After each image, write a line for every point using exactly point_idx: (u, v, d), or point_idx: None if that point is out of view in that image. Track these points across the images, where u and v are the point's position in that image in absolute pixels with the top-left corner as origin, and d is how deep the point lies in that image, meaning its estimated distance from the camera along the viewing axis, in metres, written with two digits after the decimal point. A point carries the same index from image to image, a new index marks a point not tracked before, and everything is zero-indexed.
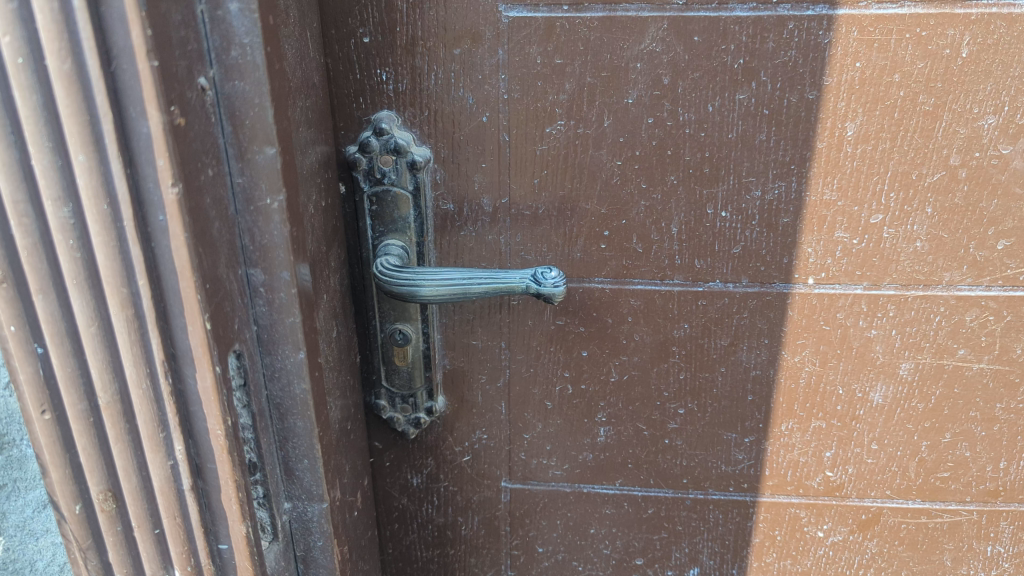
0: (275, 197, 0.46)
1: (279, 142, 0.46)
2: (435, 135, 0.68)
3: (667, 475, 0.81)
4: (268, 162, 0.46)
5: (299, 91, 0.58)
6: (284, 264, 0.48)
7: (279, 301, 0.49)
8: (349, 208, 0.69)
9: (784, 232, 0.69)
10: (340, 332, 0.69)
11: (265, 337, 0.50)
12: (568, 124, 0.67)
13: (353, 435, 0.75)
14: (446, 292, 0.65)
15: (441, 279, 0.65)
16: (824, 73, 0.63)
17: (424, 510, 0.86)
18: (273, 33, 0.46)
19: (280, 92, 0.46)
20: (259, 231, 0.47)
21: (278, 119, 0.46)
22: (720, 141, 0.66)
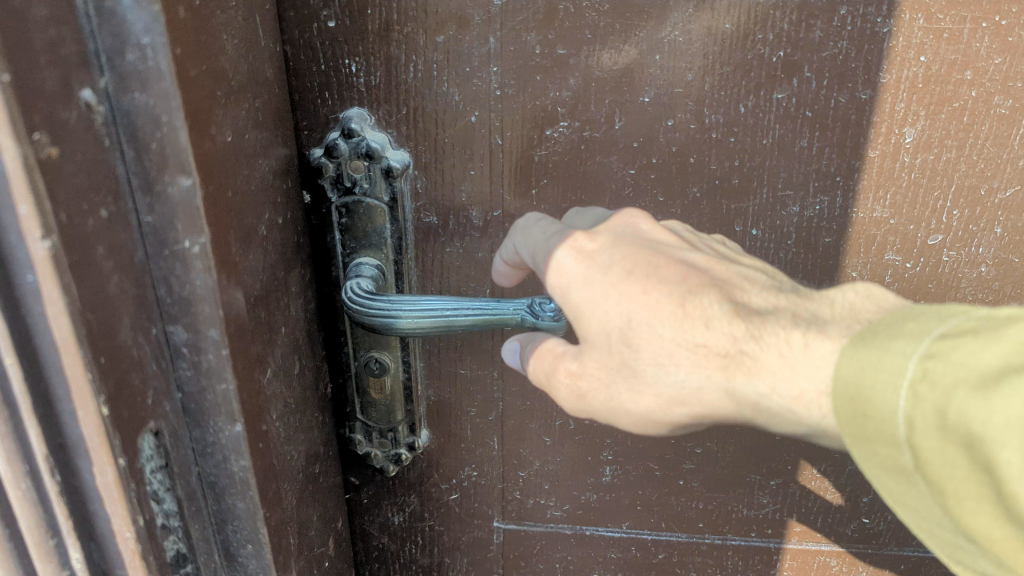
0: (197, 240, 0.36)
1: (199, 168, 0.35)
2: (415, 138, 0.57)
3: (681, 519, 0.72)
4: (183, 196, 0.35)
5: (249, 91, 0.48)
6: (211, 321, 0.38)
7: (207, 365, 0.39)
8: (315, 220, 0.59)
9: (825, 253, 0.59)
10: (306, 366, 0.59)
11: (193, 406, 0.41)
12: (572, 126, 0.56)
13: (324, 478, 0.66)
14: (426, 324, 0.55)
15: (424, 311, 0.55)
16: (882, 69, 0.52)
17: (407, 550, 0.76)
18: (192, 28, 0.35)
19: (201, 105, 0.36)
20: (177, 282, 0.37)
21: (196, 140, 0.35)
22: (753, 147, 0.56)
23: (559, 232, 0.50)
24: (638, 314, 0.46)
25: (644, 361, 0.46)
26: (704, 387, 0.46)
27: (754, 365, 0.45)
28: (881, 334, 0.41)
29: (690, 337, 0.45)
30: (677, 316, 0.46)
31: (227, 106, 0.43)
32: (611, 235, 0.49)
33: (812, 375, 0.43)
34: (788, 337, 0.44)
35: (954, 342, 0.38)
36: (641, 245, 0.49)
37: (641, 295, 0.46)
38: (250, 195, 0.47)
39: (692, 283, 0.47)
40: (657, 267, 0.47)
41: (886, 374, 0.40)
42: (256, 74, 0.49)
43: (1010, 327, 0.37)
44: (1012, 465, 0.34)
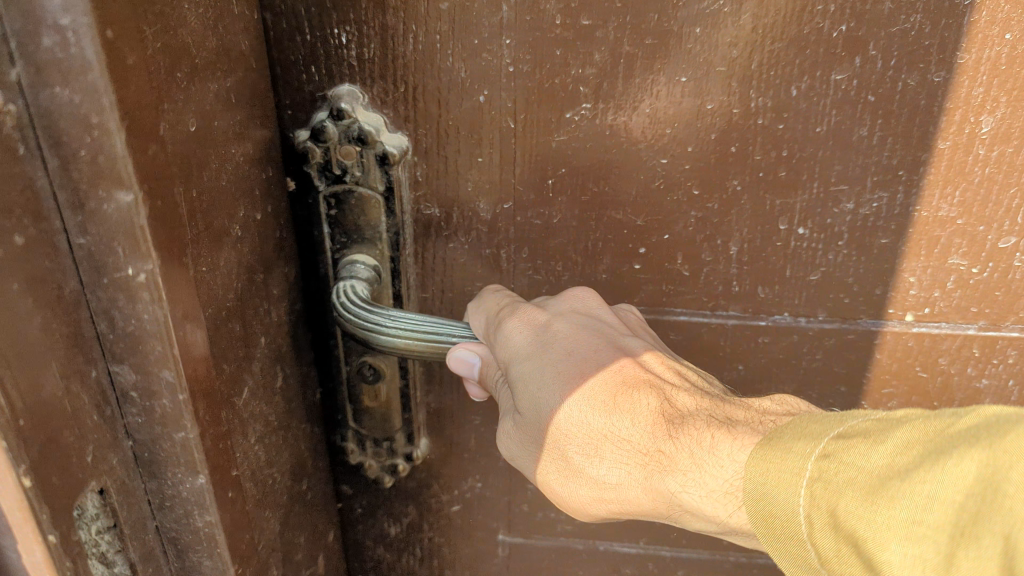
0: (142, 266, 0.29)
1: (143, 180, 0.28)
2: (415, 120, 0.50)
3: (704, 536, 0.66)
4: (122, 214, 0.28)
5: (227, 68, 0.40)
6: (163, 363, 0.31)
7: (161, 412, 0.32)
8: (299, 209, 0.52)
9: (881, 256, 0.52)
10: (290, 377, 0.52)
11: (147, 456, 0.34)
12: (596, 109, 0.49)
13: (314, 493, 0.59)
14: (409, 339, 0.48)
15: (413, 327, 0.48)
16: (960, 47, 0.45)
17: (404, 562, 0.71)
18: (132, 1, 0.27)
19: (145, 99, 0.29)
20: (120, 315, 0.30)
21: (139, 145, 0.28)
22: (805, 136, 0.48)
23: (513, 305, 0.48)
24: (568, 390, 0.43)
25: (572, 450, 0.44)
26: (624, 483, 0.43)
27: (667, 461, 0.41)
28: (785, 431, 0.38)
29: (616, 429, 0.43)
30: (607, 405, 0.43)
31: (197, 88, 0.36)
32: (562, 316, 0.47)
33: (719, 473, 0.39)
34: (700, 435, 0.40)
35: (846, 442, 0.35)
36: (587, 329, 0.46)
37: (575, 377, 0.44)
38: (226, 192, 0.40)
39: (626, 370, 0.44)
40: (590, 352, 0.45)
41: (785, 472, 0.36)
42: (233, 47, 0.41)
43: (900, 427, 0.33)
44: (895, 567, 0.31)
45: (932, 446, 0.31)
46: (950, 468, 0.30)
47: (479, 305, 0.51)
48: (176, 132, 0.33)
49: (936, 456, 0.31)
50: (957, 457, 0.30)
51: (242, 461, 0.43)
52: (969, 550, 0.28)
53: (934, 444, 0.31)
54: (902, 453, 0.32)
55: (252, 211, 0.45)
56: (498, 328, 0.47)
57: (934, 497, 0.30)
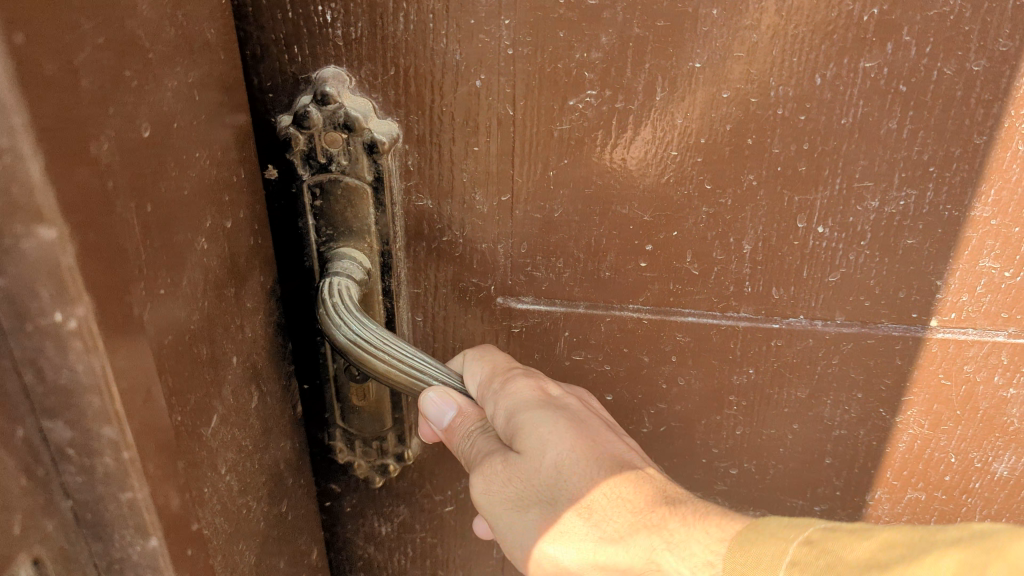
0: (72, 311, 0.27)
1: (68, 213, 0.26)
2: (405, 104, 0.46)
3: None
4: (43, 250, 0.26)
5: (190, 61, 0.36)
6: (104, 418, 0.30)
7: (103, 471, 0.31)
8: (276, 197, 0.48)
9: (906, 257, 0.48)
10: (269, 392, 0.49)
11: (89, 515, 0.32)
12: (602, 95, 0.45)
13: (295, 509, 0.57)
14: (383, 354, 0.46)
15: (383, 361, 0.46)
16: (1002, 34, 0.41)
17: (394, 562, 0.68)
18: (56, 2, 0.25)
19: (70, 118, 0.26)
20: (51, 367, 0.28)
21: (61, 169, 0.26)
22: (828, 128, 0.45)
23: (523, 373, 0.49)
24: (578, 449, 0.43)
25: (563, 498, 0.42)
26: (604, 544, 0.41)
27: (659, 522, 0.40)
28: (774, 519, 0.37)
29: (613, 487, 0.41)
30: (611, 469, 0.42)
31: (151, 92, 0.32)
32: (572, 399, 0.48)
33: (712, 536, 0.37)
34: (697, 508, 0.40)
35: (831, 533, 0.33)
36: (590, 415, 0.47)
37: (586, 441, 0.44)
38: (188, 203, 0.36)
39: (628, 456, 0.45)
40: (595, 430, 0.45)
41: (767, 556, 0.34)
42: (197, 36, 0.37)
43: (887, 527, 0.33)
44: None
45: (917, 546, 0.31)
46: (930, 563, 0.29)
47: (477, 359, 0.50)
48: (123, 140, 0.30)
49: (915, 555, 0.30)
50: (934, 556, 0.30)
51: (209, 496, 0.40)
52: None
53: (915, 545, 0.31)
54: (882, 548, 0.32)
55: (223, 220, 0.41)
56: (508, 382, 0.47)
57: None
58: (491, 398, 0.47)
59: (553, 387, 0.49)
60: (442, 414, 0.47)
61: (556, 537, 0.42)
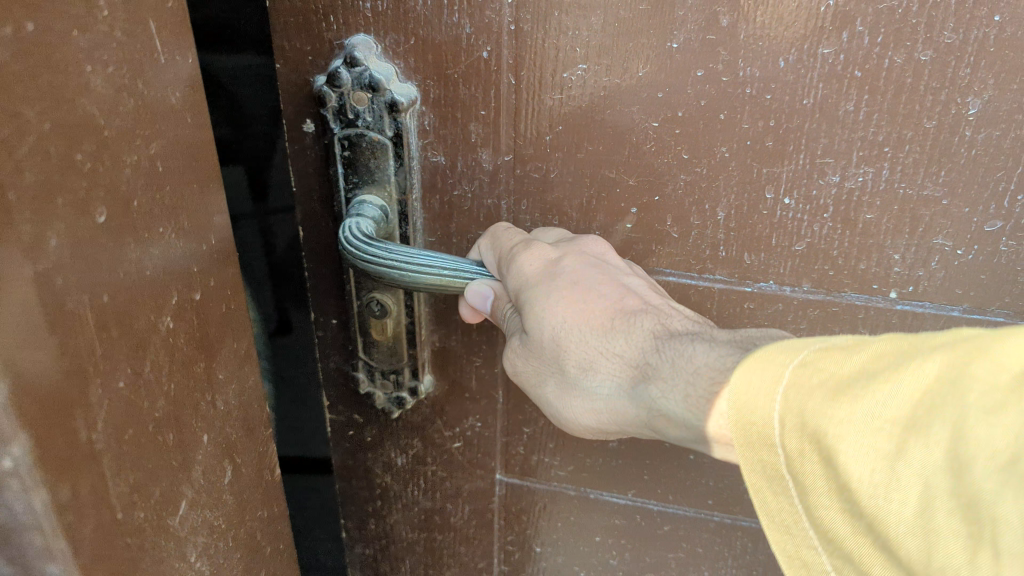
0: (8, 450, 0.29)
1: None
2: (423, 71, 0.53)
3: (688, 492, 0.68)
4: None
5: (153, 131, 0.37)
6: (46, 557, 0.32)
7: None
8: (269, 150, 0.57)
9: (866, 230, 0.53)
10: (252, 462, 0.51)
11: None
12: (591, 70, 0.51)
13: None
14: (428, 277, 0.52)
15: (424, 268, 0.52)
16: (947, 27, 0.46)
17: (409, 491, 0.75)
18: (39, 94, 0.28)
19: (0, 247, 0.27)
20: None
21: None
22: (791, 108, 0.50)
23: (528, 241, 0.53)
24: (576, 316, 0.49)
25: (572, 363, 0.49)
26: (616, 390, 0.48)
27: (651, 371, 0.46)
28: (772, 347, 0.38)
29: (614, 346, 0.48)
30: (609, 326, 0.49)
31: (107, 175, 0.33)
32: (575, 254, 0.52)
33: (691, 381, 0.43)
34: (680, 345, 0.45)
35: (825, 349, 0.35)
36: (593, 262, 0.52)
37: (583, 304, 0.49)
38: (150, 284, 0.37)
39: (626, 302, 0.50)
40: (595, 280, 0.50)
41: (766, 379, 0.36)
42: (159, 101, 0.37)
43: (880, 338, 0.34)
44: (851, 458, 0.32)
45: (909, 350, 0.32)
46: (916, 369, 0.31)
47: (500, 233, 0.55)
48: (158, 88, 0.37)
49: (906, 361, 0.32)
50: (920, 361, 0.31)
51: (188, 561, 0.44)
52: (920, 441, 0.30)
53: (902, 351, 0.33)
54: (876, 357, 0.33)
55: (195, 293, 0.42)
56: (513, 260, 0.52)
57: (893, 395, 0.31)
58: (506, 273, 0.53)
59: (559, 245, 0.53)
60: (483, 292, 0.53)
61: (581, 389, 0.50)
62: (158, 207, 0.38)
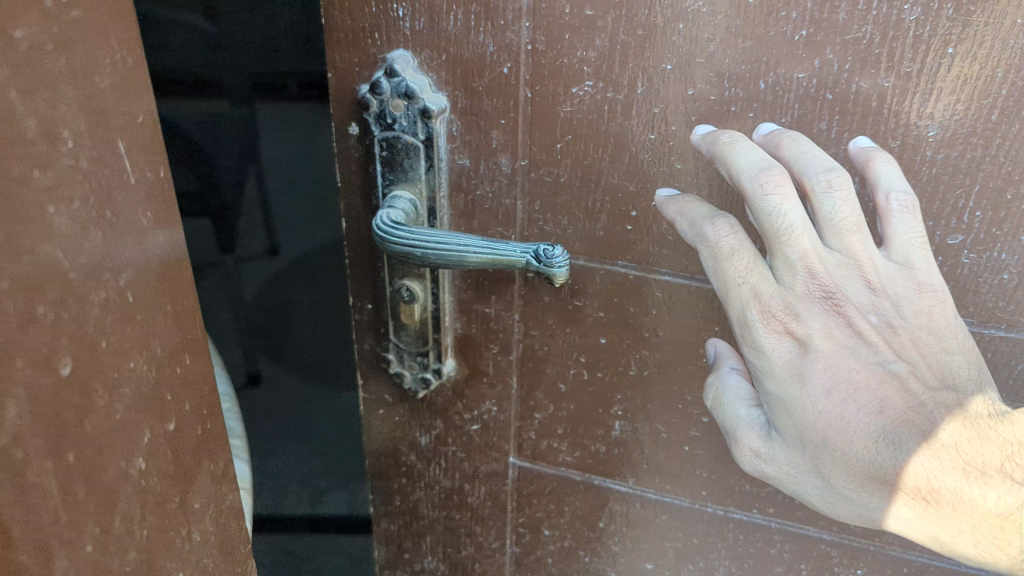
0: None
1: None
2: (452, 83, 0.61)
3: (684, 483, 0.74)
4: None
5: (125, 262, 0.35)
6: None
7: None
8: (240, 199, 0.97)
9: None
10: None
11: None
12: (597, 87, 0.58)
13: None
14: (466, 257, 0.60)
15: (455, 248, 0.60)
16: (907, 56, 0.52)
17: (431, 471, 0.82)
18: (146, 75, 0.36)
19: None
20: None
21: None
22: (772, 125, 0.56)
23: (756, 301, 0.56)
24: (853, 439, 0.55)
25: (845, 478, 0.55)
26: (883, 500, 0.55)
27: (936, 500, 0.52)
28: None
29: (887, 467, 0.54)
30: (886, 446, 0.54)
31: (71, 321, 0.32)
32: (818, 322, 0.55)
33: (999, 529, 0.49)
34: (958, 476, 0.51)
35: None
36: (844, 349, 0.55)
37: (854, 423, 0.54)
38: (120, 428, 0.36)
39: (890, 409, 0.54)
40: (855, 384, 0.55)
41: None
42: (128, 227, 0.35)
43: None
44: None
45: None
46: None
47: (717, 250, 0.56)
48: None
49: None
50: None
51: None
52: None
53: None
54: None
55: None
56: (750, 331, 0.56)
57: None
58: (756, 360, 0.57)
59: (794, 304, 0.55)
60: (715, 346, 0.64)
61: (840, 497, 0.57)
62: (131, 337, 0.36)
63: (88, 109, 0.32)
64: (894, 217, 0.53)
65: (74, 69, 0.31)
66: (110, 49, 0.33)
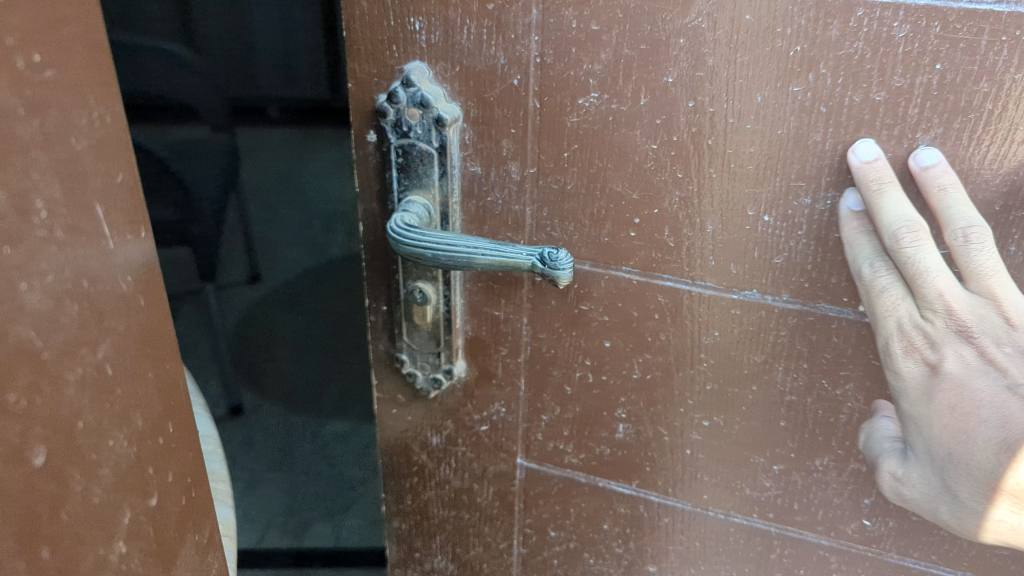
0: None
1: None
2: (465, 94, 0.64)
3: (686, 486, 0.76)
4: None
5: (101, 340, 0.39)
6: None
7: None
8: None
9: (836, 248, 0.61)
10: None
11: None
12: (602, 98, 0.61)
13: None
14: (474, 260, 0.63)
15: (464, 251, 0.63)
16: (898, 72, 0.54)
17: (441, 471, 0.85)
18: (122, 135, 0.40)
19: None
20: None
21: None
22: (768, 137, 0.58)
23: (898, 330, 0.57)
24: (985, 460, 0.54)
25: (982, 498, 0.56)
26: (1009, 514, 0.55)
27: None
28: None
29: (1014, 487, 0.53)
30: (1011, 467, 0.53)
31: (46, 406, 0.35)
32: (954, 352, 0.55)
33: None
34: None
35: None
36: (980, 373, 0.54)
37: (982, 444, 0.54)
38: (97, 510, 0.40)
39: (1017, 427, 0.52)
40: (983, 406, 0.54)
41: None
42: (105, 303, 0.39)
43: None
44: None
45: None
46: None
47: (871, 289, 0.58)
48: None
49: None
50: None
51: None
52: None
53: None
54: None
55: None
56: (890, 357, 0.58)
57: None
58: (895, 385, 0.59)
59: (931, 334, 0.56)
60: (883, 417, 0.63)
61: (976, 512, 0.57)
62: (107, 413, 0.40)
63: (62, 169, 0.35)
64: (941, 195, 0.55)
65: (47, 131, 0.34)
66: (87, 109, 0.37)
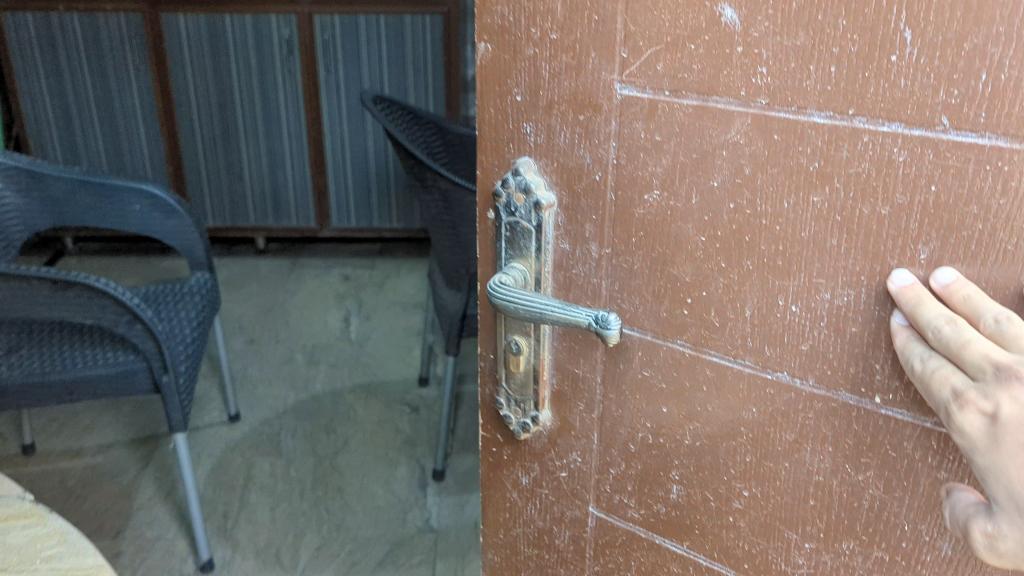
0: None
1: None
2: (560, 184, 0.79)
3: (729, 554, 0.84)
4: None
5: None
6: None
7: None
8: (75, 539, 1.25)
9: (852, 340, 0.69)
10: None
11: None
12: (663, 195, 0.74)
13: None
14: (548, 315, 0.77)
15: (541, 308, 0.77)
16: (898, 191, 0.63)
17: (528, 510, 0.97)
18: None
19: None
20: None
21: None
22: (794, 238, 0.69)
23: (955, 393, 0.61)
24: None
25: None
26: None
27: None
28: None
29: None
30: None
31: None
32: (1008, 396, 0.59)
33: None
34: None
35: None
36: None
37: None
38: None
39: None
40: None
41: None
42: None
43: None
44: None
45: None
46: None
47: (924, 377, 0.63)
48: None
49: None
50: None
51: None
52: None
53: None
54: None
55: None
56: (952, 419, 0.62)
57: None
58: (963, 441, 0.61)
59: (982, 387, 0.60)
60: (959, 494, 0.66)
61: None
62: None
63: None
64: (972, 300, 0.62)
65: None
66: None
